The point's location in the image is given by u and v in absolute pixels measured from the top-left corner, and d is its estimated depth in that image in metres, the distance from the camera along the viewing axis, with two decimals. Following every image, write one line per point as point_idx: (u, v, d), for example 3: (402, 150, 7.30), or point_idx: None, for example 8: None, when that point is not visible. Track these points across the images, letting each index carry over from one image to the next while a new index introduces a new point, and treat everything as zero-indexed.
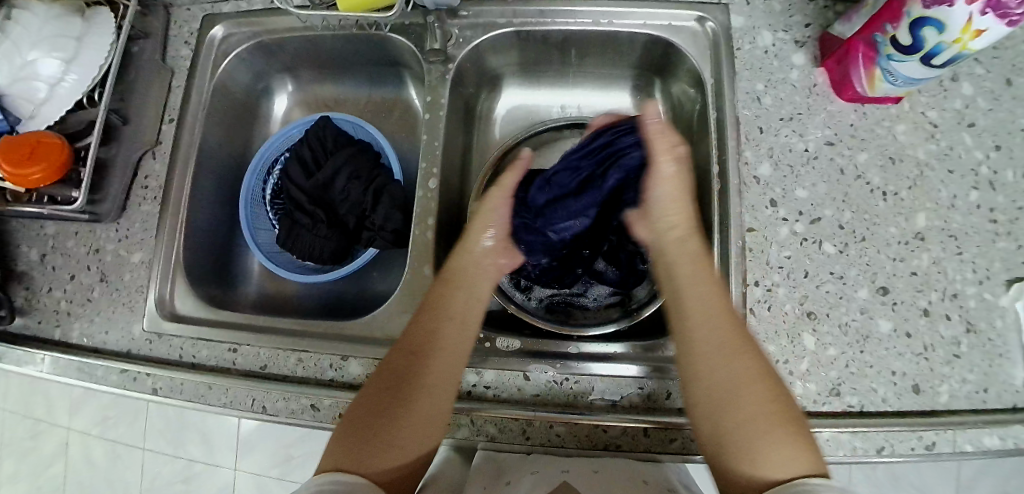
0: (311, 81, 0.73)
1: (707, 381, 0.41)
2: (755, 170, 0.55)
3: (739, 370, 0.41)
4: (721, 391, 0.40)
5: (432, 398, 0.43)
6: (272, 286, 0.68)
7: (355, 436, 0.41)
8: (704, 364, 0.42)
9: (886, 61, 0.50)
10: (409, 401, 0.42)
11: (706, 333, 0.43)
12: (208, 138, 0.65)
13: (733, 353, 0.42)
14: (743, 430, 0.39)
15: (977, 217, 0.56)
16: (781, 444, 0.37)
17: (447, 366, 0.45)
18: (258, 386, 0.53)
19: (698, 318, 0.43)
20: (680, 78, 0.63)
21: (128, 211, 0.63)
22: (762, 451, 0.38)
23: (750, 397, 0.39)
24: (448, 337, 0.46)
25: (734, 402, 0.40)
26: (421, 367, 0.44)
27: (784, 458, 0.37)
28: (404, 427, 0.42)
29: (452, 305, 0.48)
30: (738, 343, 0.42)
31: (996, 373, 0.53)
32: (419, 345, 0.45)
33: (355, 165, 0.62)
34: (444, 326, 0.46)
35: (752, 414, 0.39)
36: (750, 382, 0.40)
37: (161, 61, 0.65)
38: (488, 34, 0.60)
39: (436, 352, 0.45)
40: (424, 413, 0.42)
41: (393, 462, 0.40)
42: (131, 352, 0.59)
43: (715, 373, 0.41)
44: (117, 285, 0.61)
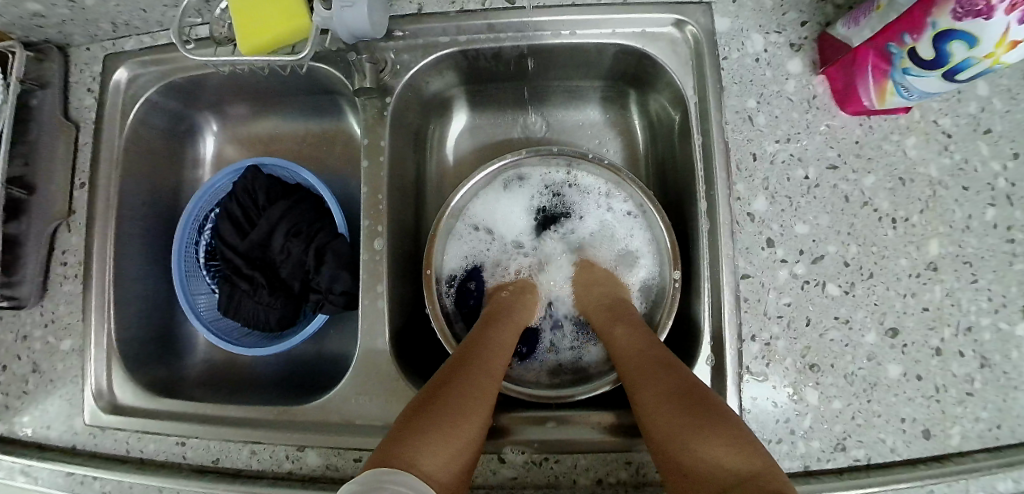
0: (242, 116, 0.64)
1: (644, 395, 0.39)
2: (748, 206, 0.48)
3: (670, 382, 0.38)
4: (650, 406, 0.38)
5: (480, 400, 0.39)
6: (222, 354, 0.62)
7: (406, 429, 0.34)
8: (642, 380, 0.40)
9: (900, 76, 0.42)
10: (459, 401, 0.38)
11: (637, 358, 0.43)
12: (129, 199, 0.57)
13: (652, 370, 0.40)
14: (677, 436, 0.34)
15: (992, 238, 0.49)
16: (704, 439, 0.33)
17: (493, 377, 0.42)
18: (210, 486, 0.48)
19: (627, 350, 0.45)
20: (658, 91, 0.55)
21: (51, 292, 0.56)
22: (691, 452, 0.33)
23: (672, 402, 0.36)
24: (495, 354, 0.45)
25: (658, 416, 0.37)
26: (467, 369, 0.41)
27: (714, 451, 0.32)
28: (447, 429, 0.35)
29: (498, 335, 0.48)
30: (653, 364, 0.41)
31: (1012, 409, 0.49)
32: (464, 353, 0.43)
33: (293, 218, 0.55)
34: (481, 345, 0.45)
35: (671, 416, 0.36)
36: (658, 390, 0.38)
37: (63, 113, 0.57)
38: (426, 58, 0.51)
39: (482, 362, 0.43)
40: (470, 413, 0.37)
41: (442, 453, 0.33)
42: (76, 448, 0.54)
43: (640, 393, 0.39)
44: (52, 375, 0.55)
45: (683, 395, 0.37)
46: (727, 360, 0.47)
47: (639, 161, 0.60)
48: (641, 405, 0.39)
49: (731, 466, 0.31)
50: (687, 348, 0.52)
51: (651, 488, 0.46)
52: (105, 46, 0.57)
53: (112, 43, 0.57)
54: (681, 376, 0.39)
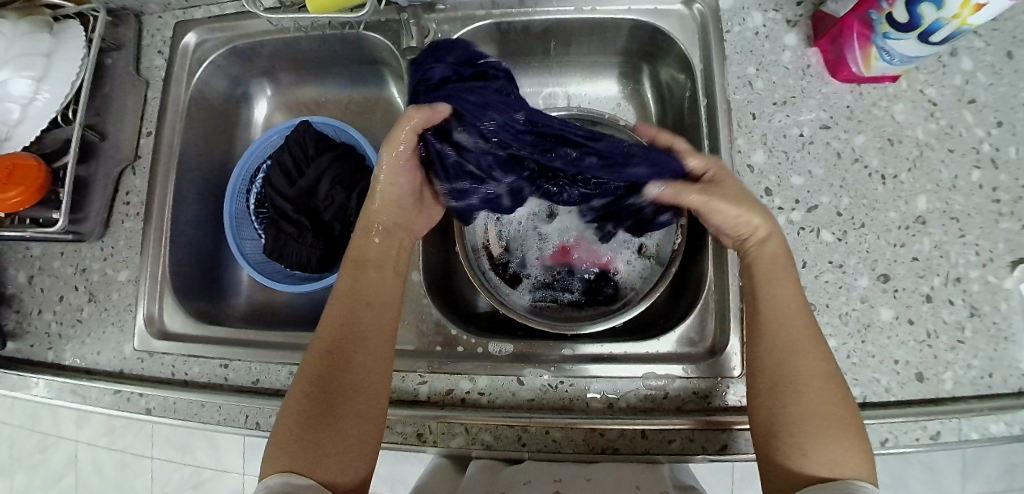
0: (290, 84, 0.72)
1: (796, 374, 0.41)
2: (748, 158, 0.53)
3: (829, 377, 0.41)
4: (808, 392, 0.40)
5: (369, 394, 0.43)
6: (262, 296, 0.69)
7: (302, 444, 0.39)
8: (806, 358, 0.41)
9: (882, 40, 0.48)
10: (344, 404, 0.42)
11: (802, 341, 0.42)
12: (187, 149, 0.64)
13: (823, 363, 0.41)
14: (814, 430, 0.39)
15: (979, 197, 0.53)
16: (836, 450, 0.38)
17: (375, 357, 0.44)
18: (250, 401, 0.53)
19: (787, 317, 0.43)
20: (668, 63, 0.61)
21: (112, 229, 0.61)
22: (805, 450, 0.39)
23: (834, 411, 0.39)
24: (366, 326, 0.45)
25: (802, 408, 0.40)
26: (341, 385, 0.42)
27: (844, 462, 0.38)
28: (345, 421, 0.41)
29: (365, 294, 0.47)
30: (819, 347, 0.42)
31: (1001, 358, 0.50)
32: (346, 341, 0.44)
33: (338, 169, 0.60)
34: (361, 316, 0.45)
35: (838, 419, 0.39)
36: (827, 391, 0.40)
37: (136, 72, 0.63)
38: (466, 27, 0.58)
39: (364, 346, 0.44)
40: (365, 405, 0.42)
41: (346, 458, 0.40)
42: (124, 372, 0.58)
43: (791, 368, 0.41)
44: (105, 304, 0.60)
45: (832, 392, 0.40)
46: (729, 297, 0.51)
47: (652, 128, 0.67)
48: (786, 383, 0.41)
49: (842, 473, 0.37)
50: (693, 292, 0.56)
51: (660, 413, 0.49)
52: (176, 14, 0.64)
53: (183, 12, 0.64)
54: (838, 391, 0.40)
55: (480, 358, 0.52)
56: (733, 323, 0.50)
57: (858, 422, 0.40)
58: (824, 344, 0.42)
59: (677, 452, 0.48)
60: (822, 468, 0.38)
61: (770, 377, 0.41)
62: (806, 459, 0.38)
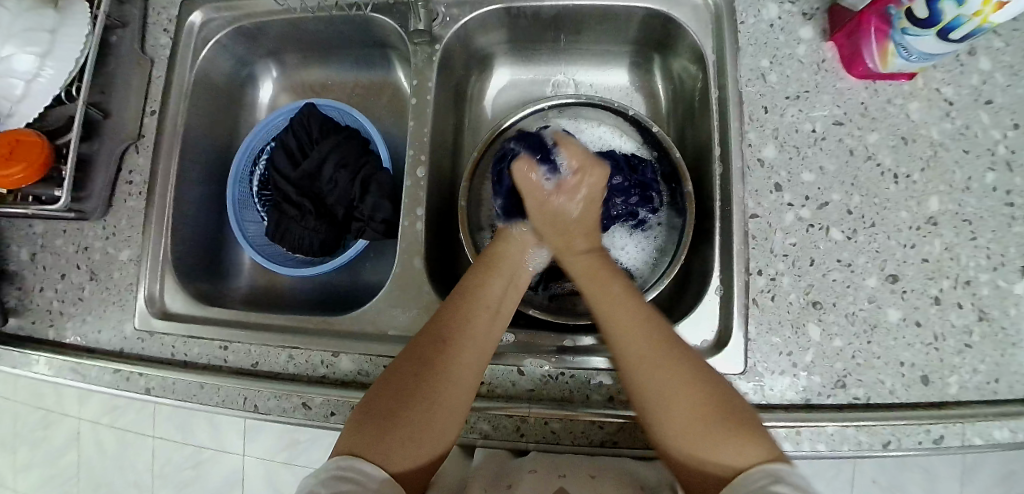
0: (296, 66, 0.71)
1: (660, 380, 0.41)
2: (759, 152, 0.53)
3: (694, 379, 0.41)
4: (676, 393, 0.40)
5: (455, 397, 0.42)
6: (263, 280, 0.69)
7: (378, 426, 0.40)
8: (650, 362, 0.42)
9: (900, 36, 0.47)
10: (432, 392, 0.42)
11: (651, 352, 0.43)
12: (191, 129, 0.63)
13: (679, 368, 0.42)
14: (704, 427, 0.39)
15: (992, 200, 0.52)
16: (729, 440, 0.38)
17: (475, 354, 0.45)
18: (249, 384, 0.52)
19: (621, 328, 0.45)
20: (679, 54, 0.60)
21: (115, 208, 0.61)
22: (713, 448, 0.38)
23: (695, 405, 0.40)
24: (480, 325, 0.46)
25: (673, 409, 0.40)
26: (437, 373, 0.43)
27: (737, 454, 0.37)
28: (427, 414, 0.41)
29: (487, 295, 0.49)
30: (664, 347, 0.43)
31: (1008, 363, 0.49)
32: (448, 333, 0.45)
33: (342, 153, 0.60)
34: (476, 318, 0.46)
35: (705, 417, 0.39)
36: (695, 388, 0.41)
37: (141, 50, 0.63)
38: (475, 12, 0.57)
39: (463, 343, 0.45)
40: (451, 401, 0.42)
41: (416, 450, 0.40)
42: (124, 351, 0.58)
43: (656, 379, 0.41)
44: (107, 283, 0.60)
45: (703, 386, 0.41)
46: (734, 292, 0.50)
47: (661, 121, 0.66)
48: (649, 388, 0.41)
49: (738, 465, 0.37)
50: (698, 286, 0.56)
51: None
52: None
53: None
54: (709, 377, 0.42)
55: None
56: (736, 319, 0.50)
57: (738, 403, 0.41)
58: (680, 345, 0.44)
59: None
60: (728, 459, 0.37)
61: (649, 389, 0.41)
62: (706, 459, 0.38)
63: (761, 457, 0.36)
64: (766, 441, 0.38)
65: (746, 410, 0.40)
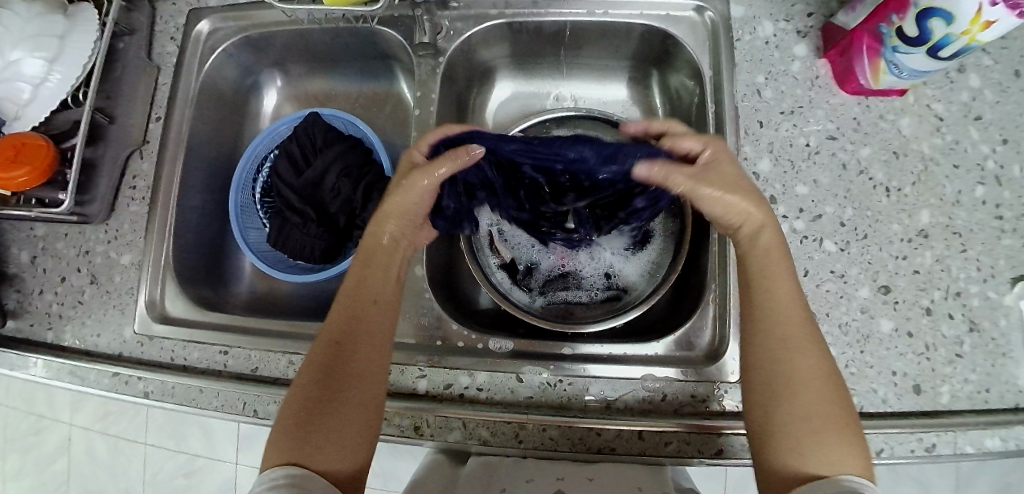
0: (301, 75, 0.72)
1: (790, 376, 0.40)
2: (754, 165, 0.54)
3: (824, 379, 0.40)
4: (803, 390, 0.39)
5: (358, 404, 0.42)
6: (264, 286, 0.69)
7: (300, 432, 0.40)
8: (795, 351, 0.41)
9: (891, 54, 0.48)
10: (336, 401, 0.41)
11: (796, 337, 0.41)
12: (195, 135, 0.64)
13: (818, 361, 0.40)
14: (816, 429, 0.38)
15: (982, 213, 0.53)
16: (839, 445, 0.37)
17: (372, 351, 0.44)
18: (248, 388, 0.53)
19: (787, 314, 0.42)
20: (677, 69, 0.62)
21: (117, 213, 0.61)
22: (806, 450, 0.37)
23: (819, 395, 0.39)
24: (372, 321, 0.45)
25: (789, 399, 0.39)
26: (339, 372, 0.42)
27: (843, 458, 0.37)
28: (337, 413, 0.41)
29: (366, 290, 0.47)
30: (813, 345, 0.41)
31: (999, 373, 0.50)
32: (340, 336, 0.44)
33: (345, 160, 0.61)
34: (365, 315, 0.45)
35: (830, 414, 0.38)
36: (830, 388, 0.39)
37: (147, 57, 0.63)
38: (479, 25, 0.58)
39: (360, 344, 0.44)
40: (361, 400, 0.42)
41: (340, 453, 0.40)
42: (122, 355, 0.58)
43: (790, 374, 0.40)
44: (107, 287, 0.60)
45: (833, 388, 0.40)
46: (730, 302, 0.51)
47: None
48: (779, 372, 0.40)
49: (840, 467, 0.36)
50: (694, 294, 0.56)
51: (658, 415, 0.49)
52: (190, 2, 0.64)
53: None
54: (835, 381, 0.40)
55: (480, 354, 0.53)
56: (732, 328, 0.51)
57: (849, 409, 0.40)
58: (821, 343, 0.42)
59: (674, 455, 0.48)
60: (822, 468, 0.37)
61: (778, 384, 0.40)
62: (804, 462, 0.37)
63: (859, 469, 0.36)
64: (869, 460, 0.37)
65: (855, 419, 0.39)
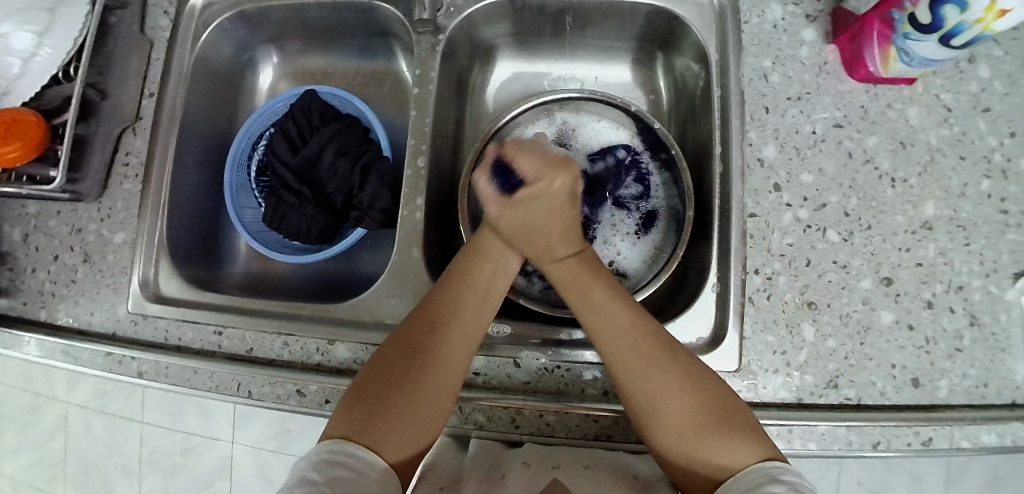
0: (298, 52, 0.71)
1: (645, 387, 0.41)
2: (759, 152, 0.53)
3: (679, 387, 0.41)
4: (661, 405, 0.41)
5: (443, 385, 0.43)
6: (260, 267, 0.68)
7: (367, 411, 0.40)
8: (636, 368, 0.42)
9: (902, 41, 0.47)
10: (421, 384, 0.42)
11: (633, 352, 0.43)
12: (189, 112, 0.63)
13: (669, 369, 0.42)
14: (693, 432, 0.39)
15: (987, 206, 0.52)
16: (722, 441, 0.39)
17: (464, 339, 0.45)
18: (243, 369, 0.52)
19: (611, 335, 0.44)
20: (683, 52, 0.61)
21: (110, 191, 0.60)
22: (706, 448, 0.39)
23: (688, 400, 0.40)
24: (472, 309, 0.46)
25: (666, 408, 0.41)
26: (429, 356, 0.43)
27: (733, 454, 0.38)
28: (418, 399, 0.41)
29: (476, 277, 0.47)
30: (654, 352, 0.42)
31: (997, 368, 0.50)
32: (437, 317, 0.45)
33: (342, 140, 0.60)
34: (470, 302, 0.46)
35: (698, 415, 0.40)
36: (686, 392, 0.41)
37: (141, 30, 0.62)
38: (480, 3, 0.57)
39: (453, 326, 0.45)
40: (439, 387, 0.42)
41: (406, 438, 0.40)
42: (116, 334, 0.58)
43: (642, 388, 0.42)
44: (101, 266, 0.59)
45: (694, 390, 0.41)
46: (731, 291, 0.51)
47: (662, 119, 0.66)
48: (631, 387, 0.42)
49: (734, 463, 0.38)
50: (694, 282, 0.56)
51: None
52: None
53: None
54: (700, 382, 0.41)
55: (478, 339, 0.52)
56: (732, 316, 0.50)
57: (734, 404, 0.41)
58: (668, 347, 0.43)
59: None
60: (719, 468, 0.38)
61: (633, 391, 0.42)
62: (702, 466, 0.39)
63: (751, 459, 0.38)
64: (765, 447, 0.38)
65: (741, 412, 0.40)
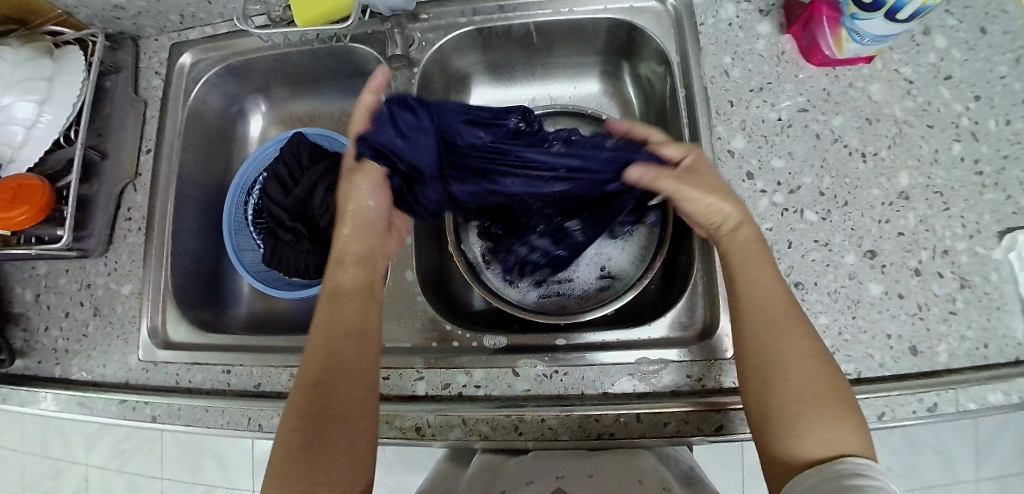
0: (284, 98, 0.74)
1: (782, 349, 0.41)
2: (729, 144, 0.55)
3: (817, 360, 0.41)
4: (801, 377, 0.40)
5: (349, 434, 0.42)
6: (263, 305, 0.70)
7: (295, 477, 0.40)
8: (786, 329, 0.42)
9: (851, 21, 0.49)
10: (331, 441, 0.42)
11: (776, 308, 0.43)
12: (185, 164, 0.66)
13: (805, 342, 0.41)
14: (809, 404, 0.39)
15: (962, 170, 0.53)
16: (831, 423, 0.38)
17: (354, 377, 0.45)
18: (252, 403, 0.54)
19: (765, 293, 0.44)
20: (647, 58, 0.63)
21: (115, 244, 0.63)
22: (806, 433, 0.38)
23: (820, 377, 0.40)
24: (346, 351, 0.46)
25: (795, 374, 0.40)
26: (326, 408, 0.43)
27: (836, 439, 0.37)
28: (338, 448, 0.41)
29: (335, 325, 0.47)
30: (797, 319, 0.43)
31: (996, 328, 0.50)
32: (317, 371, 0.44)
33: (332, 176, 0.62)
34: (343, 346, 0.46)
35: (818, 394, 0.39)
36: (816, 366, 0.40)
37: (134, 93, 0.66)
38: (449, 34, 0.60)
39: (337, 373, 0.45)
40: (350, 432, 0.42)
41: (340, 483, 0.40)
42: (129, 382, 0.59)
43: (776, 346, 0.41)
44: (111, 318, 0.61)
45: (822, 367, 0.41)
46: (717, 280, 0.52)
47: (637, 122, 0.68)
48: (773, 343, 0.42)
49: (831, 450, 0.37)
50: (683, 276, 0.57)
51: (655, 397, 0.50)
52: (172, 37, 0.67)
53: (178, 34, 0.66)
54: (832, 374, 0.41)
55: (476, 352, 0.54)
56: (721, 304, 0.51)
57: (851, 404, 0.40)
58: (805, 320, 0.43)
59: (673, 434, 0.48)
60: (812, 449, 0.38)
61: (751, 350, 0.42)
62: (797, 443, 0.38)
63: (847, 449, 0.37)
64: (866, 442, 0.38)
65: (854, 406, 0.40)
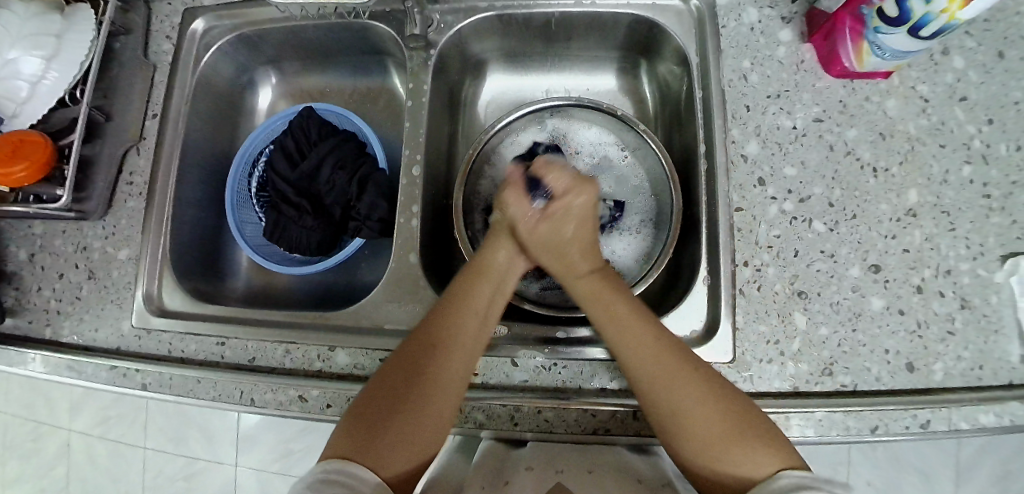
0: (296, 72, 0.74)
1: (670, 393, 0.43)
2: (742, 148, 0.55)
3: (710, 388, 0.42)
4: (694, 413, 0.41)
5: (435, 413, 0.43)
6: (261, 280, 0.70)
7: (366, 435, 0.40)
8: (663, 373, 0.43)
9: (873, 34, 0.49)
10: (417, 411, 0.42)
11: (643, 355, 0.44)
12: (191, 131, 0.65)
13: (685, 376, 0.43)
14: (719, 432, 0.40)
15: (970, 192, 0.54)
16: (746, 446, 0.39)
17: (466, 357, 0.46)
18: (245, 377, 0.53)
19: (639, 346, 0.45)
20: (665, 58, 0.63)
21: (115, 208, 0.62)
22: (723, 458, 0.40)
23: (715, 411, 0.41)
24: (469, 333, 0.47)
25: (692, 410, 0.42)
26: (425, 382, 0.44)
27: (756, 462, 0.39)
28: (418, 420, 0.42)
29: (475, 303, 0.49)
30: (676, 356, 0.44)
31: (991, 350, 0.51)
32: (438, 339, 0.46)
33: (340, 153, 0.61)
34: (469, 323, 0.47)
35: (722, 420, 0.41)
36: (712, 398, 0.42)
37: (143, 56, 0.64)
38: (469, 18, 0.59)
39: (451, 350, 0.46)
40: (434, 409, 0.43)
41: (410, 454, 0.41)
42: (120, 349, 0.58)
43: (661, 391, 0.43)
44: (106, 282, 0.60)
45: (716, 391, 0.42)
46: (721, 283, 0.52)
47: (649, 122, 0.68)
48: (653, 385, 0.43)
49: (754, 471, 0.38)
50: (687, 277, 0.57)
51: None
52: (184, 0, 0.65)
53: None
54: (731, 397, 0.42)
55: None
56: (724, 308, 0.52)
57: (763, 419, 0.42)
58: (680, 351, 0.45)
59: None
60: (734, 471, 0.39)
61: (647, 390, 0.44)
62: (717, 466, 0.40)
63: (768, 468, 0.38)
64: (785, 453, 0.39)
65: (766, 422, 0.41)
